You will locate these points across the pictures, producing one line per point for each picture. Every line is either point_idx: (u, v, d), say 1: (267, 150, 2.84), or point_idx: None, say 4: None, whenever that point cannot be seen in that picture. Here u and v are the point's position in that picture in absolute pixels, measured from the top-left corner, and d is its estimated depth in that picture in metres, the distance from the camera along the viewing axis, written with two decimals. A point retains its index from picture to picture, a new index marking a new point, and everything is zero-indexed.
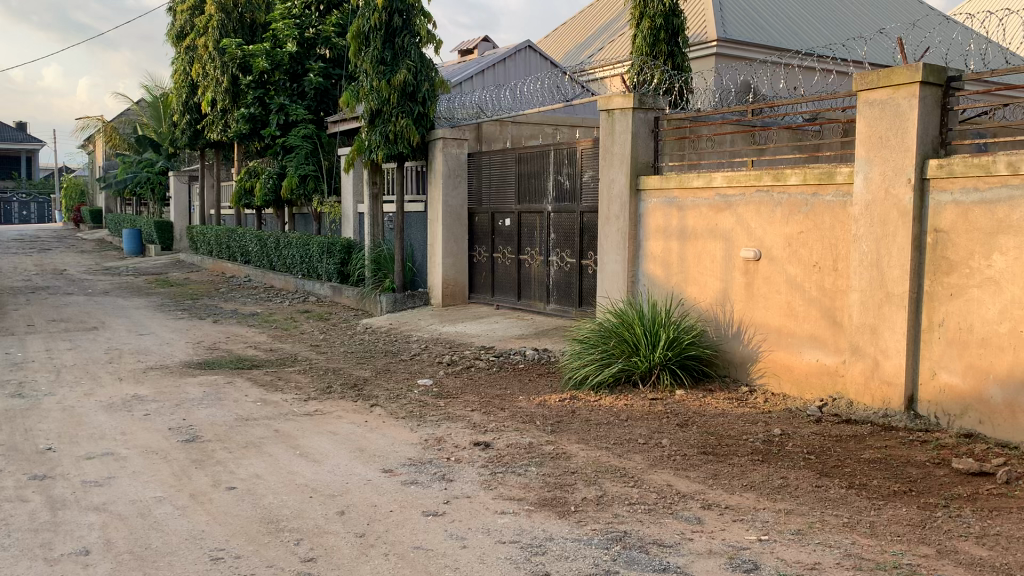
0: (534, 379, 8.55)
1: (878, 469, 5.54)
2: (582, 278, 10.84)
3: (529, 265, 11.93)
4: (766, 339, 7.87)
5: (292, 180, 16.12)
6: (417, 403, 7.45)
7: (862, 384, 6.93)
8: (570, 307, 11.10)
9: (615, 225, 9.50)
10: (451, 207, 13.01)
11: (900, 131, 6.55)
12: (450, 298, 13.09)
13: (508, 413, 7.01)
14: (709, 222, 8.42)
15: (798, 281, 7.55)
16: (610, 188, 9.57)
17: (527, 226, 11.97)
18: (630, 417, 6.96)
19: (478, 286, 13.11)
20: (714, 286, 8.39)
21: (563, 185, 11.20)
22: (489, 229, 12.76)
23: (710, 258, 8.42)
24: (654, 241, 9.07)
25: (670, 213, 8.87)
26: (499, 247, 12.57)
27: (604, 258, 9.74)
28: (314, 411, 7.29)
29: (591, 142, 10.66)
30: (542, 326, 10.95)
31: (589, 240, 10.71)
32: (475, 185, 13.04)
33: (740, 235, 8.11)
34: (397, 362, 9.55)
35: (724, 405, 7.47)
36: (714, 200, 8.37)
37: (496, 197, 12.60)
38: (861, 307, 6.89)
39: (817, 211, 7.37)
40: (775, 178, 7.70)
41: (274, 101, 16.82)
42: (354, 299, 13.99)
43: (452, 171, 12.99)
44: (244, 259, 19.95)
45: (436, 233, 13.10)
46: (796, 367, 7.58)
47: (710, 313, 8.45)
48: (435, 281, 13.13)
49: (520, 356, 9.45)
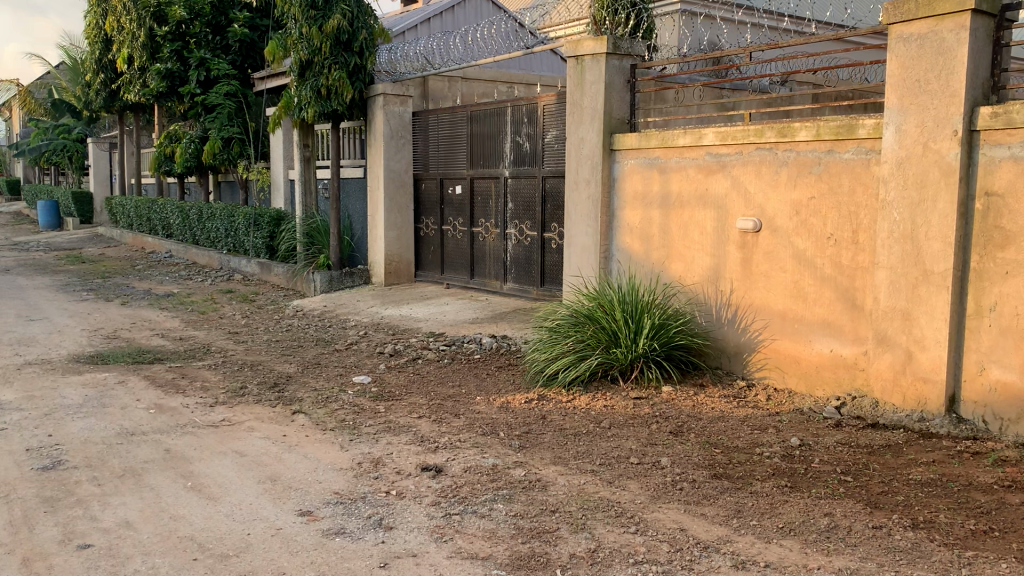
0: (493, 374, 7.23)
1: (937, 496, 4.35)
2: (545, 253, 9.54)
3: (484, 239, 10.56)
4: (767, 325, 6.68)
5: (214, 142, 14.29)
6: (350, 410, 6.06)
7: (889, 381, 5.74)
8: (531, 286, 9.80)
9: (585, 192, 8.18)
10: (395, 173, 11.56)
11: (944, 72, 5.32)
12: (393, 277, 11.66)
13: (464, 422, 5.67)
14: (696, 186, 7.17)
15: (808, 256, 6.34)
16: (580, 148, 8.23)
17: (480, 194, 10.60)
18: (613, 425, 5.70)
19: (426, 262, 11.70)
20: (703, 263, 7.15)
21: (521, 147, 9.84)
22: (438, 199, 11.34)
23: (697, 229, 7.18)
24: (631, 211, 7.78)
25: (649, 177, 7.59)
26: (449, 218, 11.17)
27: (572, 230, 8.42)
28: (221, 422, 5.86)
29: (554, 96, 9.30)
30: (498, 308, 9.63)
31: (553, 209, 9.41)
32: (422, 148, 11.60)
33: (735, 202, 6.86)
34: (329, 354, 8.10)
35: (722, 405, 6.25)
36: (704, 160, 7.10)
37: (446, 162, 11.17)
38: (890, 288, 5.70)
39: (833, 173, 6.15)
40: (780, 134, 6.46)
41: (193, 55, 15.05)
42: (286, 278, 12.44)
43: (395, 133, 11.52)
44: (167, 233, 18.15)
45: (377, 203, 11.63)
46: (805, 359, 6.40)
47: (699, 295, 7.21)
48: (377, 257, 11.68)
49: (474, 346, 8.10)
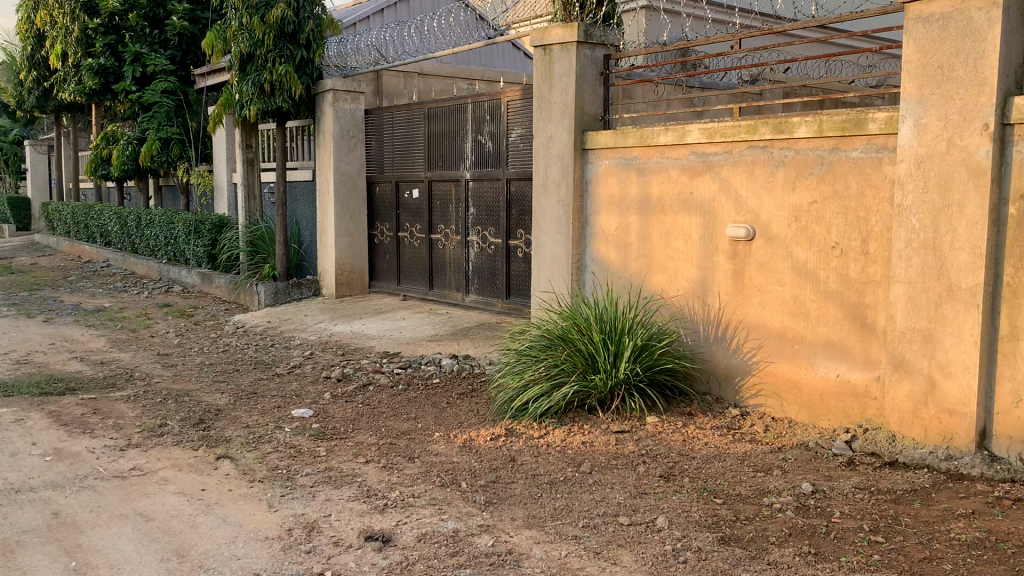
0: (454, 402, 6.38)
1: (990, 563, 3.61)
2: (510, 262, 8.73)
3: (443, 247, 9.71)
4: (762, 345, 5.91)
5: (151, 143, 13.23)
6: (285, 455, 5.19)
7: (908, 412, 5.01)
8: (495, 298, 8.98)
9: (555, 195, 7.37)
10: (346, 176, 10.64)
11: (973, 57, 4.61)
12: (345, 288, 10.75)
13: (419, 469, 4.82)
14: (680, 189, 6.39)
15: (810, 268, 5.60)
16: (549, 147, 7.42)
17: (439, 198, 9.75)
18: (593, 468, 4.90)
19: (381, 272, 10.81)
20: (689, 275, 6.37)
21: (484, 147, 9.01)
22: (393, 203, 10.45)
23: (681, 237, 6.40)
24: (607, 217, 6.99)
25: (626, 179, 6.81)
26: (406, 225, 10.28)
27: (540, 238, 7.60)
28: (130, 472, 4.93)
29: (519, 92, 8.50)
30: (460, 323, 8.79)
31: (519, 215, 8.61)
32: (376, 148, 10.71)
33: (724, 207, 6.10)
34: (268, 382, 7.19)
35: (716, 439, 5.47)
36: (689, 160, 6.32)
37: (402, 164, 10.29)
38: (908, 306, 4.96)
39: (839, 174, 5.41)
40: (775, 130, 5.72)
41: (129, 50, 13.97)
42: (228, 290, 11.44)
43: (346, 132, 10.62)
44: (104, 241, 16.97)
45: (327, 209, 10.71)
46: (808, 385, 5.64)
47: (683, 311, 6.42)
48: (327, 267, 10.76)
49: (432, 368, 7.24)
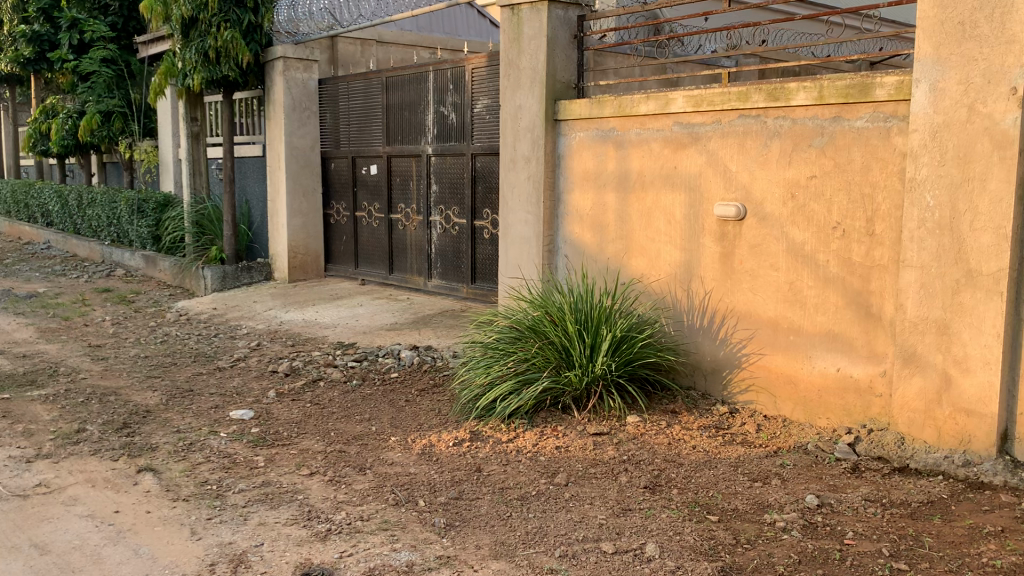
0: (414, 400, 5.76)
1: None
2: (476, 245, 8.11)
3: (404, 228, 9.04)
4: (753, 336, 5.36)
5: (91, 119, 12.31)
6: (217, 467, 4.54)
7: (919, 412, 4.48)
8: (459, 283, 8.35)
9: (524, 171, 6.74)
10: (298, 151, 9.95)
11: (1000, 11, 4.05)
12: (299, 272, 10.05)
13: (370, 483, 4.21)
14: (662, 163, 5.81)
15: (807, 251, 5.05)
16: (518, 118, 6.78)
17: (398, 175, 9.07)
18: (568, 478, 4.32)
19: (337, 255, 10.12)
20: (672, 259, 5.79)
21: (447, 119, 8.34)
22: (350, 180, 9.76)
23: (664, 217, 5.83)
24: (582, 194, 6.40)
25: (603, 153, 6.21)
26: (363, 203, 9.59)
27: (507, 217, 6.97)
28: (33, 489, 4.24)
29: (485, 58, 7.84)
30: (422, 309, 8.16)
31: (485, 193, 7.98)
32: (330, 121, 10.02)
33: (711, 183, 5.52)
34: (208, 378, 6.51)
35: (704, 441, 4.92)
36: (672, 132, 5.74)
37: (359, 138, 9.60)
38: (919, 294, 4.43)
39: (841, 146, 4.86)
40: (770, 97, 5.15)
41: (65, 15, 12.84)
42: (173, 273, 10.68)
43: (298, 104, 9.94)
44: (46, 222, 16.01)
45: (279, 186, 9.99)
46: (804, 380, 5.11)
47: (665, 298, 5.85)
48: (279, 249, 10.05)
49: (390, 361, 6.60)
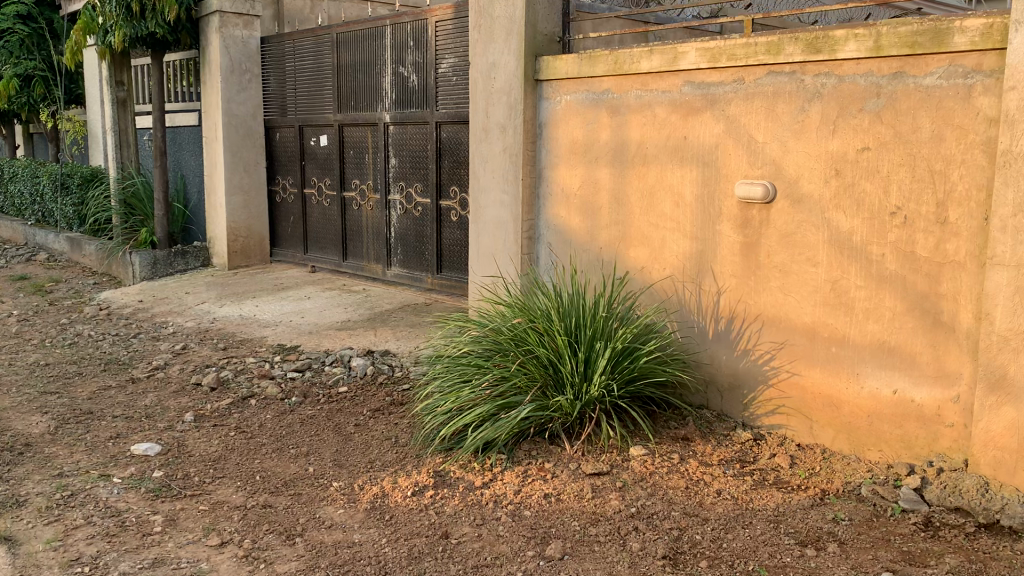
0: (365, 425, 4.70)
1: None
2: (441, 228, 7.01)
3: (359, 207, 7.91)
4: (783, 346, 4.35)
5: (7, 83, 10.93)
6: (97, 534, 3.42)
7: (1009, 451, 3.51)
8: (422, 272, 7.26)
9: (499, 141, 5.63)
10: (238, 120, 8.74)
11: None
12: (240, 257, 8.89)
13: (299, 564, 3.15)
14: (669, 133, 4.74)
15: (856, 242, 4.03)
16: (491, 78, 5.66)
17: (352, 147, 7.92)
18: (563, 546, 3.29)
19: (284, 237, 8.98)
20: (681, 251, 4.74)
21: (407, 82, 7.19)
22: (297, 153, 8.60)
23: (670, 199, 4.77)
24: (568, 170, 5.32)
25: (595, 121, 5.13)
26: (313, 179, 8.44)
27: (479, 197, 5.86)
28: None
29: (451, 9, 6.68)
30: (378, 303, 7.07)
31: (451, 168, 6.86)
32: (275, 86, 8.81)
33: (730, 157, 4.48)
34: (115, 395, 5.35)
35: (728, 481, 3.91)
36: (681, 94, 4.68)
37: (307, 104, 8.42)
38: (1013, 301, 3.43)
39: (903, 110, 3.83)
40: (809, 48, 4.09)
41: None
42: (98, 258, 9.42)
43: (236, 66, 8.72)
44: None
45: (217, 160, 8.80)
46: (850, 403, 4.11)
47: (671, 297, 4.81)
48: (218, 231, 8.89)
49: (338, 371, 5.50)
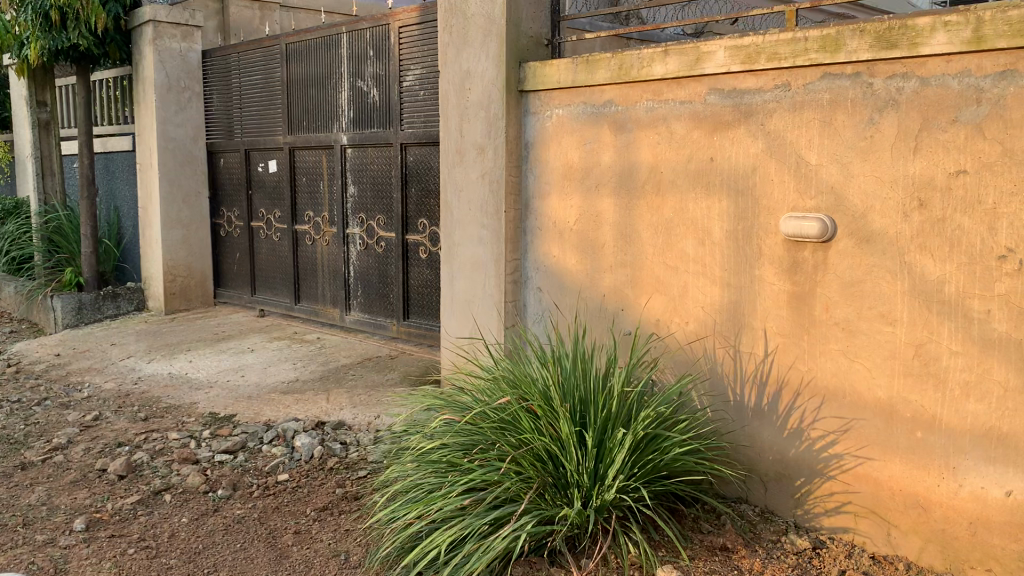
0: (306, 533, 3.64)
1: None
2: (408, 267, 5.98)
3: (313, 243, 6.86)
4: (848, 427, 3.37)
5: None
6: None
7: None
8: (385, 317, 6.22)
9: (477, 166, 4.62)
10: (175, 144, 7.68)
11: None
12: (179, 300, 7.82)
13: None
14: (691, 154, 3.77)
15: (950, 294, 3.06)
16: (465, 90, 4.66)
17: (305, 173, 6.89)
18: None
19: (230, 276, 7.91)
20: (709, 302, 3.76)
21: (366, 98, 6.19)
22: (243, 181, 7.56)
23: (693, 235, 3.79)
24: (562, 200, 4.33)
25: (595, 140, 4.15)
26: (261, 210, 7.41)
27: (452, 233, 4.84)
28: None
29: (416, 12, 5.70)
30: (333, 356, 6.01)
31: (419, 197, 5.86)
32: (219, 104, 7.77)
33: (772, 184, 3.52)
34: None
35: None
36: (706, 104, 3.71)
37: (255, 126, 7.39)
38: None
39: (1014, 121, 2.88)
40: (880, 42, 3.14)
41: None
42: (17, 302, 8.25)
43: (173, 82, 7.67)
44: None
45: (152, 190, 7.72)
46: (944, 506, 3.12)
47: (697, 361, 3.82)
48: (154, 270, 7.80)
49: (278, 453, 4.43)
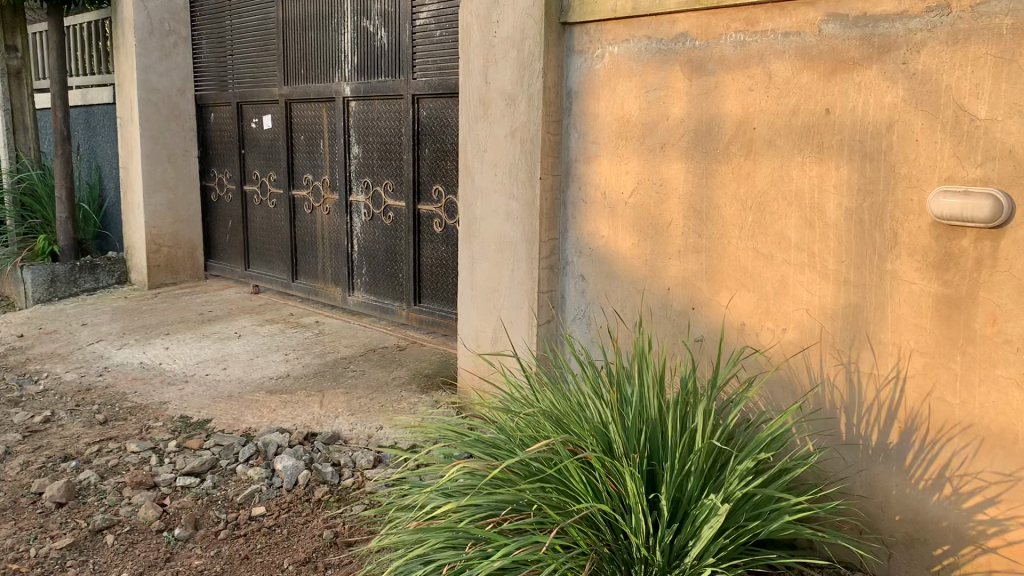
0: None
1: None
2: (420, 243, 5.07)
3: (312, 211, 5.95)
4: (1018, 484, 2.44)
5: None
6: None
7: None
8: (394, 300, 5.33)
9: (505, 120, 3.66)
10: (159, 95, 6.75)
11: None
12: (165, 272, 6.95)
13: None
14: (798, 103, 2.81)
15: None
16: (492, 23, 3.69)
17: (303, 129, 5.95)
18: None
19: (222, 246, 7.04)
20: (817, 304, 2.82)
21: (373, 41, 5.21)
22: (234, 139, 6.65)
23: (796, 213, 2.85)
24: (614, 165, 3.38)
25: (662, 85, 3.19)
26: (255, 172, 6.51)
27: (473, 205, 3.89)
28: None
29: None
30: (331, 345, 5.12)
31: (434, 158, 4.91)
32: (208, 51, 6.82)
33: (916, 145, 2.56)
34: None
35: None
36: (822, 37, 2.74)
37: (247, 75, 6.44)
38: None
39: None
40: None
41: None
42: None
43: (157, 25, 6.72)
44: None
45: (133, 148, 6.80)
46: None
47: (796, 380, 2.89)
48: (136, 240, 6.92)
49: (254, 477, 3.56)
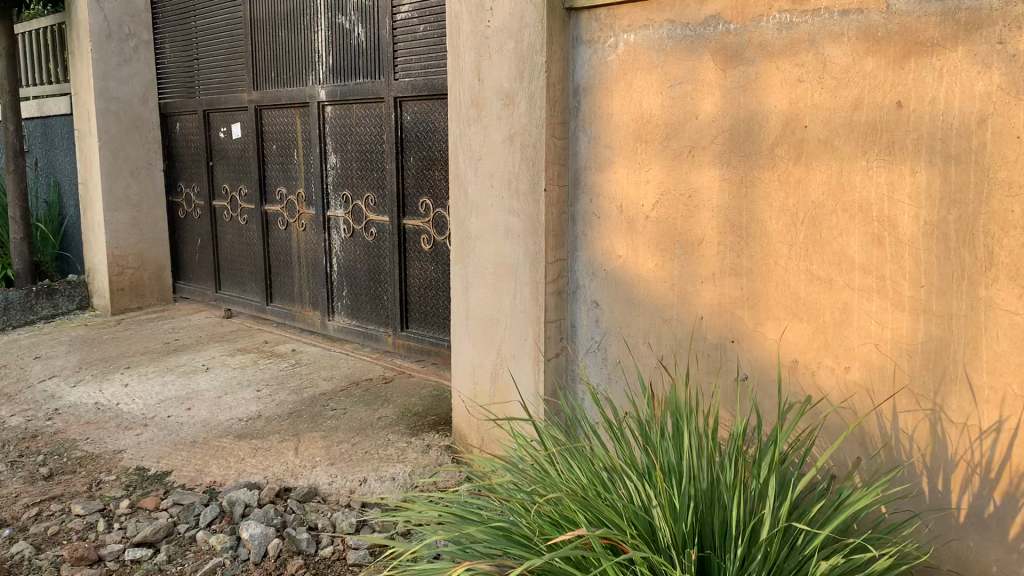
0: None
1: None
2: (406, 263, 4.55)
3: (287, 228, 5.42)
4: None
5: None
6: None
7: None
8: (379, 326, 4.80)
9: (502, 123, 3.16)
10: (119, 104, 6.22)
11: None
12: (129, 296, 6.39)
13: None
14: (861, 96, 2.32)
15: None
16: (484, 11, 3.18)
17: (275, 138, 5.42)
18: None
19: (192, 267, 6.49)
20: (890, 339, 2.32)
21: (349, 38, 4.70)
22: (202, 150, 6.12)
23: (860, 228, 2.35)
24: (632, 173, 2.88)
25: (688, 78, 2.69)
26: (224, 186, 5.97)
27: (466, 222, 3.38)
28: None
29: None
30: (309, 378, 4.59)
31: (419, 168, 4.40)
32: (172, 55, 6.29)
33: (1017, 144, 2.07)
34: None
35: None
36: (891, 14, 2.25)
37: (214, 81, 5.92)
38: None
39: None
40: None
41: None
42: None
43: (115, 28, 6.19)
44: None
45: (91, 162, 6.25)
46: None
47: (866, 430, 2.39)
48: (98, 262, 6.36)
49: (219, 547, 3.02)
